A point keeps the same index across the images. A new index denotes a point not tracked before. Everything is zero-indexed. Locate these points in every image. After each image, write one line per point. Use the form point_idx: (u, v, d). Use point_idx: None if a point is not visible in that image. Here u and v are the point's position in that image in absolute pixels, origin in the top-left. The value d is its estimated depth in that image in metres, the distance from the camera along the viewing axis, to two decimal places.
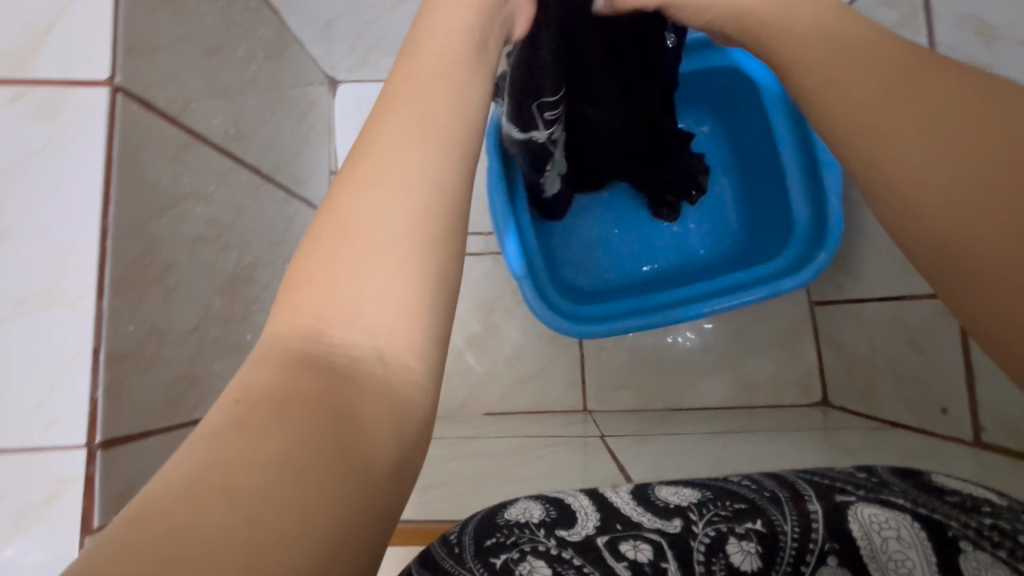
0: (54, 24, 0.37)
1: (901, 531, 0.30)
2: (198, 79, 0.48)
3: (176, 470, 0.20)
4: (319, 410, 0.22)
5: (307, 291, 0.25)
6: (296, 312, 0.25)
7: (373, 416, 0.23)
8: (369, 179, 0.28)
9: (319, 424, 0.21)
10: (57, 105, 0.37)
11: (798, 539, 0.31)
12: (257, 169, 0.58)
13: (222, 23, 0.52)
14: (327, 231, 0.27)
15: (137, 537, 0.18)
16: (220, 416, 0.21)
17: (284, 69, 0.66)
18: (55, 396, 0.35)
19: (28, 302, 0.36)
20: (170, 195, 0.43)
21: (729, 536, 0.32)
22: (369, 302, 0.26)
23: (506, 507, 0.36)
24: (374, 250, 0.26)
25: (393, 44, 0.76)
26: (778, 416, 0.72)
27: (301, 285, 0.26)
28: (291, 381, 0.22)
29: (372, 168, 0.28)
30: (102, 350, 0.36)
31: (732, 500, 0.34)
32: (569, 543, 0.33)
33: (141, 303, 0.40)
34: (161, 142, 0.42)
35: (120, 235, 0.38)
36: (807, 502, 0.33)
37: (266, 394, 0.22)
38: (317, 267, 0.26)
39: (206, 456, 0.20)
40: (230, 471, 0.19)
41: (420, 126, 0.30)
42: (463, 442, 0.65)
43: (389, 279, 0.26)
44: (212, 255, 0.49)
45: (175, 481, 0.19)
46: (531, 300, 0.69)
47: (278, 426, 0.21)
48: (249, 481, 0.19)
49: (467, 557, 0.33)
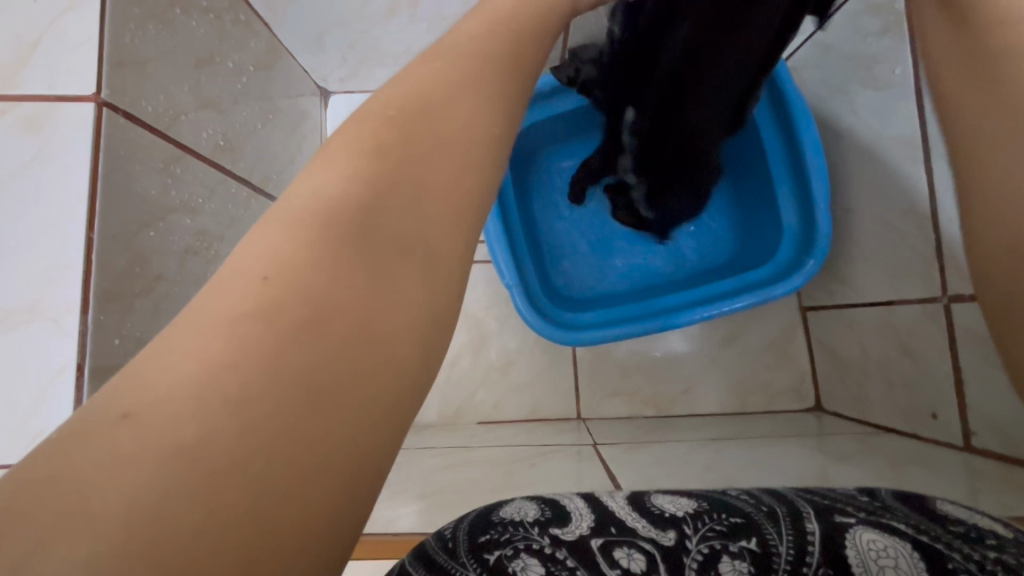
0: (41, 39, 0.38)
1: (900, 559, 0.27)
2: (188, 92, 0.48)
3: (156, 390, 0.19)
4: (333, 332, 0.21)
5: (330, 229, 0.23)
6: (290, 246, 0.23)
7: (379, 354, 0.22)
8: (376, 131, 0.27)
9: (331, 343, 0.21)
10: (44, 119, 0.37)
11: (790, 561, 0.29)
12: (247, 180, 0.58)
13: (211, 35, 0.53)
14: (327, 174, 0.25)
15: (121, 447, 0.17)
16: (222, 319, 0.20)
17: (275, 81, 0.66)
18: (39, 413, 0.35)
19: (12, 317, 0.36)
20: (158, 208, 0.43)
21: (721, 554, 0.30)
22: (387, 264, 0.24)
23: (501, 506, 0.36)
24: (398, 216, 0.25)
25: (386, 55, 0.75)
26: (770, 422, 0.72)
27: (322, 217, 0.24)
28: (302, 283, 0.22)
29: (371, 122, 0.28)
30: (87, 365, 0.36)
31: (728, 513, 0.32)
32: (562, 542, 0.32)
33: (128, 317, 0.39)
34: (149, 156, 0.42)
35: (107, 248, 0.38)
36: (805, 520, 0.31)
37: (274, 303, 0.21)
38: (343, 204, 0.24)
39: (210, 358, 0.19)
40: (218, 407, 0.19)
41: (435, 104, 0.29)
42: (455, 451, 0.65)
43: (386, 215, 0.25)
44: (202, 267, 0.49)
45: (180, 387, 0.19)
46: (522, 310, 0.69)
47: (285, 347, 0.20)
48: (257, 399, 0.19)
49: (461, 552, 0.32)
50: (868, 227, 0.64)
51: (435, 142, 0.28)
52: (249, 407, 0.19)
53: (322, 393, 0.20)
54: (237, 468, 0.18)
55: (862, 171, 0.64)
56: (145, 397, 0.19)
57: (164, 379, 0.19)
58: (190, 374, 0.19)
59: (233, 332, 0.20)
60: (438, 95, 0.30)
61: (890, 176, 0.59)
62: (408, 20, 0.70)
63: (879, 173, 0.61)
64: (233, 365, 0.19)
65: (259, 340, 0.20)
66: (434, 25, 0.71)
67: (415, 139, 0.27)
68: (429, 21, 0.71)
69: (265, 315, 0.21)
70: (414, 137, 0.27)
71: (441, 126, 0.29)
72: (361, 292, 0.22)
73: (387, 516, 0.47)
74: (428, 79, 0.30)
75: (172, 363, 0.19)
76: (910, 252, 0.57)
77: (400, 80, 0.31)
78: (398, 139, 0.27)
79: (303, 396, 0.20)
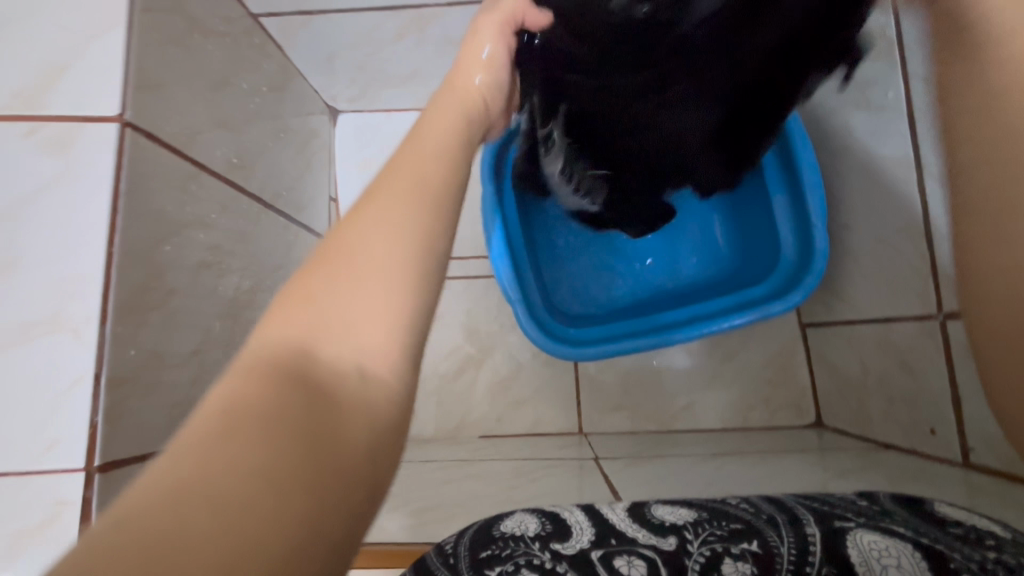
0: (67, 64, 0.39)
1: (902, 560, 0.28)
2: (204, 112, 0.50)
3: (156, 478, 0.20)
4: (311, 407, 0.24)
5: (315, 310, 0.27)
6: (283, 324, 0.26)
7: (354, 418, 0.25)
8: (372, 208, 0.32)
9: (309, 421, 0.23)
10: (70, 140, 0.39)
11: (793, 559, 0.29)
12: (259, 197, 0.60)
13: (227, 58, 0.55)
14: (300, 287, 0.28)
15: (134, 528, 0.19)
16: (208, 418, 0.22)
17: (287, 101, 0.69)
18: (57, 421, 0.36)
19: (33, 328, 0.37)
20: (173, 223, 0.44)
21: (724, 556, 0.30)
22: (364, 330, 0.27)
23: (502, 520, 0.37)
24: (381, 280, 0.29)
25: (393, 77, 0.77)
26: (772, 438, 0.73)
27: (307, 302, 0.27)
28: (281, 370, 0.24)
29: (349, 224, 0.31)
30: (105, 374, 0.37)
31: (727, 521, 0.33)
32: (562, 557, 0.32)
33: (142, 329, 0.41)
34: (166, 173, 0.44)
35: (125, 263, 0.39)
36: (805, 524, 0.32)
37: (257, 391, 0.23)
38: (328, 278, 0.28)
39: (200, 453, 0.21)
40: (216, 478, 0.20)
41: (425, 181, 0.34)
42: (458, 464, 0.66)
43: (366, 289, 0.28)
44: (213, 280, 0.50)
45: (177, 473, 0.20)
46: (525, 325, 0.70)
47: (268, 427, 0.22)
48: (245, 473, 0.21)
49: (463, 567, 0.33)
50: (864, 244, 0.65)
51: (428, 209, 0.33)
52: (245, 475, 0.21)
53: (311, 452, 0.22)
54: (241, 527, 0.20)
55: (857, 191, 0.65)
56: (146, 481, 0.20)
57: (164, 462, 0.21)
58: (187, 457, 0.21)
59: (223, 415, 0.22)
60: (425, 179, 0.35)
61: (885, 196, 0.61)
62: (415, 43, 0.70)
63: (874, 192, 0.62)
64: (226, 441, 0.21)
65: (246, 418, 0.22)
66: (442, 48, 0.72)
67: (405, 204, 0.32)
68: (436, 44, 0.71)
69: (250, 397, 0.23)
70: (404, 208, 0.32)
71: (433, 195, 0.34)
72: (339, 357, 0.26)
73: (390, 528, 0.48)
74: (425, 160, 0.36)
75: (168, 453, 0.21)
76: (906, 269, 0.58)
77: (395, 159, 0.36)
78: (387, 209, 0.32)
79: (292, 459, 0.22)
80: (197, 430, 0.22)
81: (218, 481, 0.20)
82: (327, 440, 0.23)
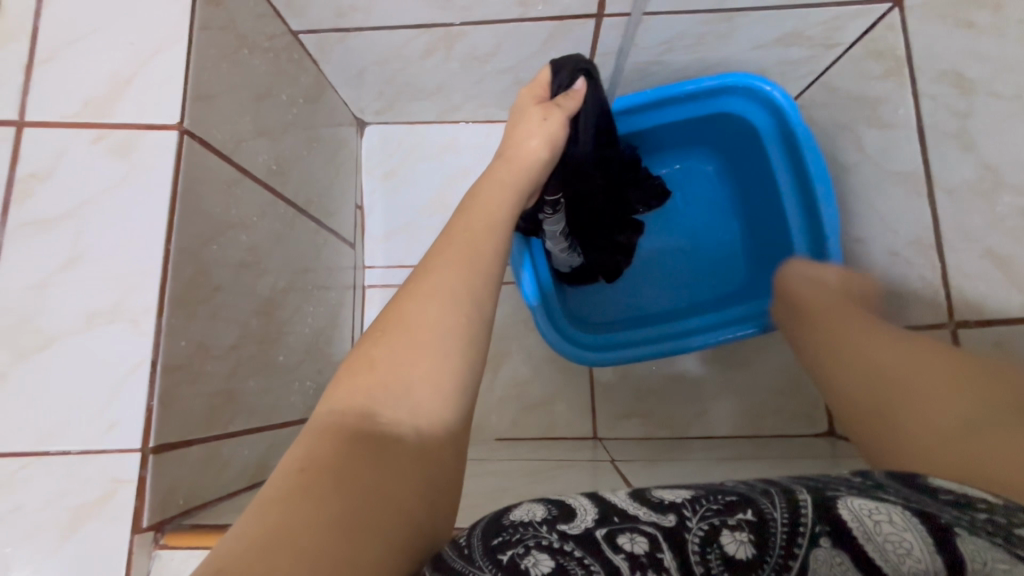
0: (133, 76, 0.43)
1: (892, 515, 0.28)
2: (249, 121, 0.53)
3: (249, 528, 0.27)
4: (376, 467, 0.31)
5: (381, 365, 0.36)
6: (350, 394, 0.34)
7: (410, 473, 0.32)
8: (430, 274, 0.41)
9: (373, 471, 0.30)
10: (133, 144, 0.42)
11: (787, 526, 0.28)
12: (294, 202, 0.63)
13: (270, 71, 0.59)
14: (363, 353, 0.37)
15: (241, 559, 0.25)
16: (290, 476, 0.29)
17: (319, 112, 0.72)
18: (116, 404, 0.39)
19: (95, 318, 0.40)
20: (220, 223, 0.47)
21: (721, 528, 0.29)
22: (418, 379, 0.35)
23: (510, 509, 0.32)
24: (436, 331, 0.38)
25: (418, 91, 0.81)
26: (786, 445, 0.74)
27: (375, 359, 0.36)
28: (349, 437, 0.32)
29: (417, 288, 0.40)
30: (159, 361, 0.40)
31: (723, 494, 0.31)
32: (570, 537, 0.29)
33: (191, 321, 0.43)
34: (216, 176, 0.47)
35: (179, 259, 0.42)
36: (796, 492, 0.30)
37: (329, 453, 0.30)
38: (392, 337, 0.37)
39: (274, 513, 0.27)
40: (300, 520, 0.27)
41: (471, 245, 0.44)
42: (476, 463, 0.67)
43: (422, 345, 0.37)
44: (252, 279, 0.53)
45: (268, 519, 0.27)
46: (544, 327, 0.73)
47: (338, 480, 0.29)
48: (324, 513, 0.27)
49: (477, 556, 0.28)
50: (875, 258, 0.67)
51: (477, 270, 0.42)
52: (321, 513, 0.27)
53: (370, 498, 0.29)
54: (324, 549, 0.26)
55: (869, 204, 0.67)
56: (242, 533, 0.27)
57: (252, 517, 0.27)
58: (271, 510, 0.27)
59: (300, 477, 0.29)
60: (469, 244, 0.44)
61: (894, 211, 0.63)
62: (442, 59, 0.73)
63: (886, 206, 0.64)
64: (298, 493, 0.28)
65: (322, 474, 0.29)
66: (466, 64, 0.75)
67: (454, 267, 0.42)
68: (461, 61, 0.74)
69: (321, 456, 0.30)
70: (456, 270, 0.41)
71: (479, 257, 0.43)
72: (400, 413, 0.34)
73: None
74: (472, 227, 0.45)
75: (259, 506, 0.28)
76: (917, 280, 0.59)
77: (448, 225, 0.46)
78: (446, 270, 0.41)
79: (357, 506, 0.28)
80: (279, 486, 0.29)
81: (299, 520, 0.27)
82: (387, 488, 0.30)
